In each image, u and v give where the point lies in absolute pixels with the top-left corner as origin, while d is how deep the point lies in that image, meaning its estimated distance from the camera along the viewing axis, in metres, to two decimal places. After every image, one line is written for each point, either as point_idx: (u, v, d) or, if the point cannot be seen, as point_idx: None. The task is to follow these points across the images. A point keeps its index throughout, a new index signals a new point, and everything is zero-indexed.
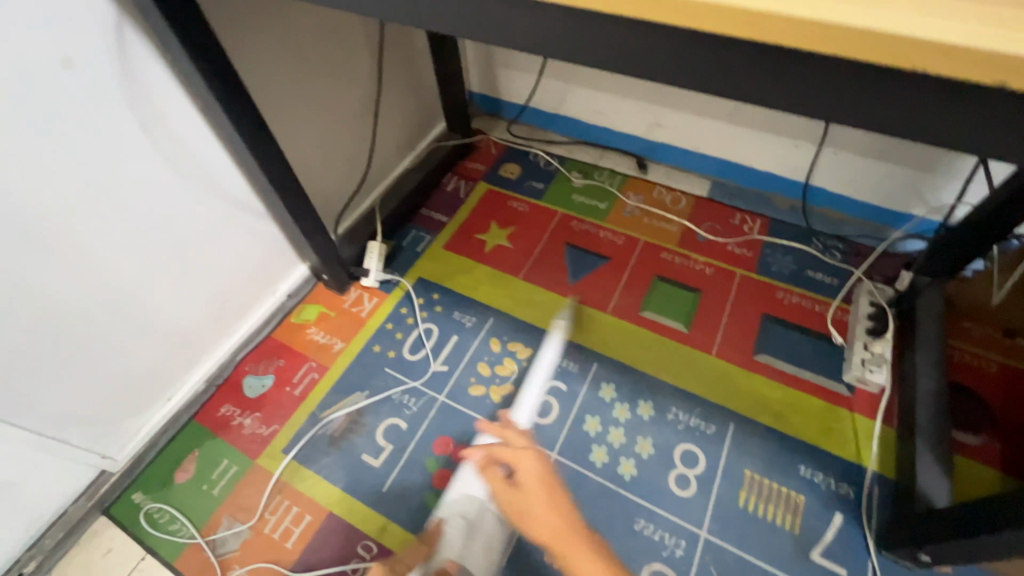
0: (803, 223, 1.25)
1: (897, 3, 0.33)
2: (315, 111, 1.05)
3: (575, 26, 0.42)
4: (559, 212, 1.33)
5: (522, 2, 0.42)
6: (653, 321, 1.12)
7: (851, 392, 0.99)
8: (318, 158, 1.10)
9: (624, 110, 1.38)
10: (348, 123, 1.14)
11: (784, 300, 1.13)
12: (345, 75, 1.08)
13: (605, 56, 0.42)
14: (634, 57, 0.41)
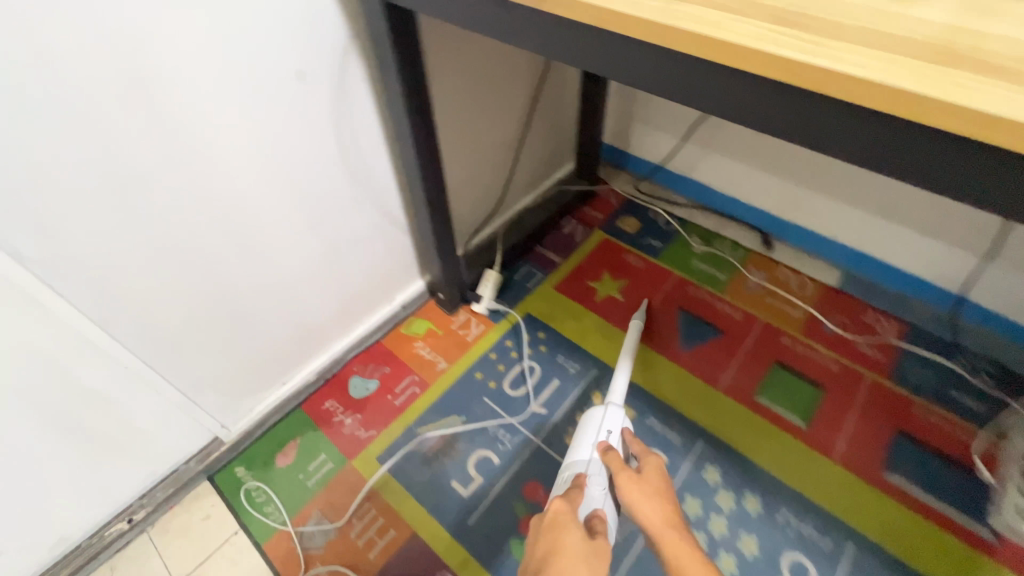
0: (949, 337, 1.14)
1: None
2: (469, 140, 1.11)
3: (837, 117, 0.40)
4: (676, 275, 1.31)
5: (778, 86, 0.41)
6: (769, 409, 1.05)
7: (996, 539, 0.88)
8: (460, 183, 1.16)
9: (759, 184, 1.35)
10: (492, 155, 1.20)
11: (921, 417, 1.03)
12: (501, 112, 1.14)
13: (860, 153, 0.40)
14: (905, 157, 0.38)
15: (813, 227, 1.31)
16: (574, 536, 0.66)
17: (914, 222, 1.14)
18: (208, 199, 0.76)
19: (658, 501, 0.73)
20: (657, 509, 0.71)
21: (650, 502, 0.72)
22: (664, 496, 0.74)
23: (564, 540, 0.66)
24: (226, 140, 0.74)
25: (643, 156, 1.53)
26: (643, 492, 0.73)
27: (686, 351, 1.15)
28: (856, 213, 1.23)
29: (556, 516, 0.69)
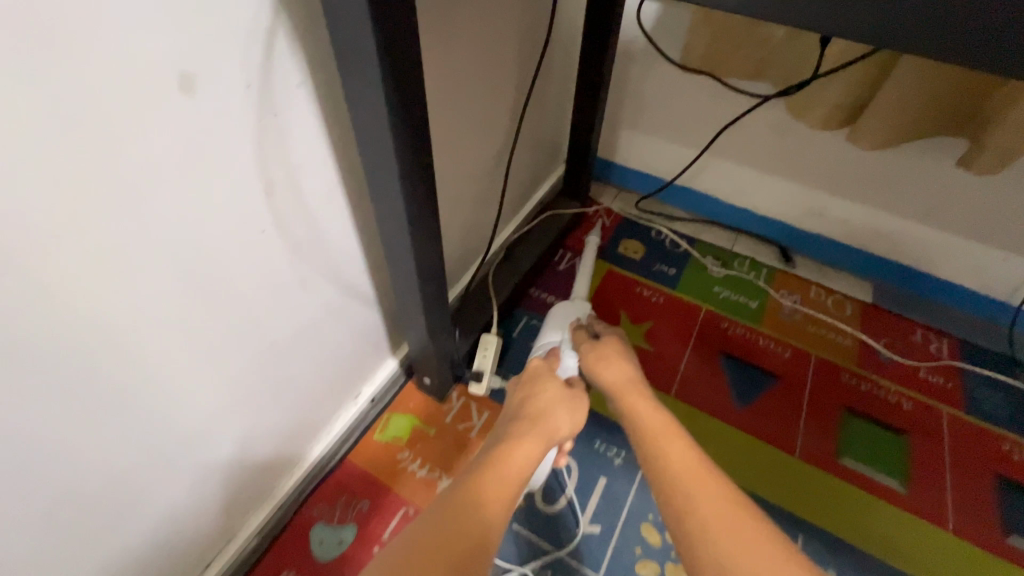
0: (1004, 350, 1.03)
1: None
2: (450, 163, 0.79)
3: None
4: (703, 309, 1.09)
5: None
6: (857, 475, 0.87)
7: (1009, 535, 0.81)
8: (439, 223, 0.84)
9: (775, 192, 1.17)
10: (477, 181, 0.89)
11: (1012, 455, 0.89)
12: (488, 124, 0.84)
13: None
14: None
15: (839, 238, 1.16)
16: (553, 384, 0.67)
17: (960, 225, 1.02)
18: (28, 342, 0.39)
19: (617, 353, 0.74)
20: (617, 358, 0.71)
21: (605, 351, 0.75)
22: (622, 353, 0.74)
23: (546, 394, 0.66)
24: (54, 231, 0.38)
25: (633, 165, 1.29)
26: (610, 352, 0.72)
27: (744, 411, 0.93)
28: (892, 220, 1.08)
29: (532, 373, 0.69)
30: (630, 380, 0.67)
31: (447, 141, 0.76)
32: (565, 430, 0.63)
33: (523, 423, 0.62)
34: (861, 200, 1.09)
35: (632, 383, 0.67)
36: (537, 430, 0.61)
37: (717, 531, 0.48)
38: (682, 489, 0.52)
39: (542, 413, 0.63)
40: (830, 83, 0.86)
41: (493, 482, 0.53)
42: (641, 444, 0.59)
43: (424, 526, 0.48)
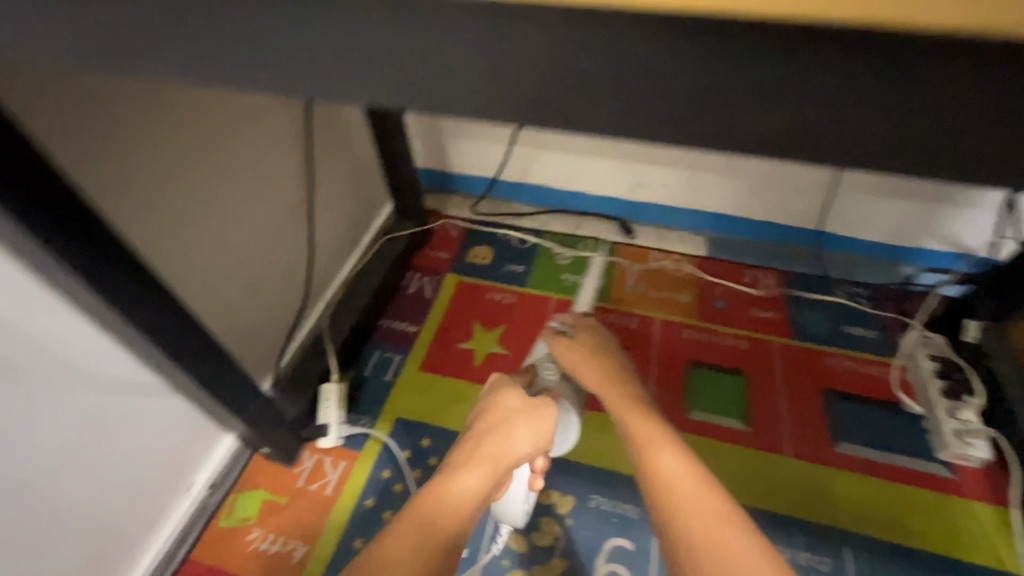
0: (820, 271, 1.12)
1: None
2: (217, 224, 0.75)
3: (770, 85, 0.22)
4: (553, 299, 1.11)
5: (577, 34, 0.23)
6: (706, 424, 0.91)
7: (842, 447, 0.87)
8: (229, 290, 0.79)
9: (599, 171, 1.21)
10: (268, 233, 0.85)
11: (836, 367, 0.97)
12: (257, 174, 0.81)
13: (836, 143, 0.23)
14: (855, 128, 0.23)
15: (666, 202, 1.22)
16: (511, 398, 0.71)
17: (754, 170, 1.10)
18: None
19: (603, 372, 0.77)
20: (617, 383, 0.75)
21: (597, 376, 0.76)
22: (618, 377, 0.76)
23: (503, 410, 0.69)
24: None
25: (469, 174, 1.30)
26: (575, 358, 0.79)
27: None
28: (703, 177, 1.15)
29: (496, 383, 0.74)
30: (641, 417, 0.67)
31: (202, 205, 0.72)
32: (525, 444, 0.67)
33: (491, 429, 0.67)
34: (669, 163, 1.15)
35: (631, 410, 0.70)
36: (490, 448, 0.65)
37: (692, 512, 0.54)
38: (666, 477, 0.59)
39: (503, 419, 0.68)
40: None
41: (445, 493, 0.60)
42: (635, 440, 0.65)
43: (418, 505, 0.58)
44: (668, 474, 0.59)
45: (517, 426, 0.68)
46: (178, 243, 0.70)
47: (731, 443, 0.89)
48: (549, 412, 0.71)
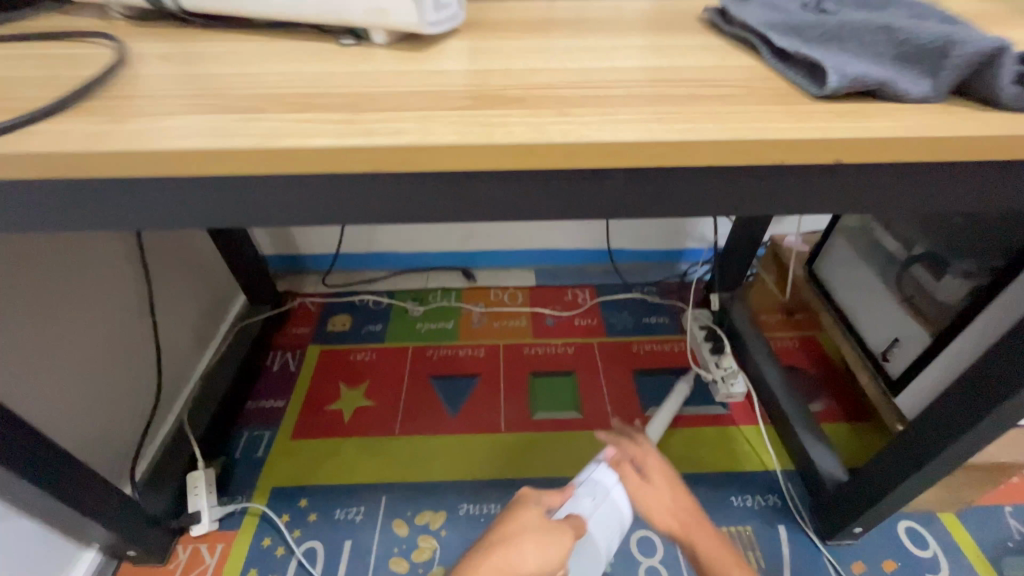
0: (621, 280, 1.42)
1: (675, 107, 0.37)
2: (73, 362, 0.81)
3: None
4: (410, 347, 1.25)
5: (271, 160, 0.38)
6: (548, 420, 1.08)
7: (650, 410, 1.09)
8: (73, 387, 0.81)
9: (435, 231, 1.41)
10: (126, 354, 0.91)
11: (641, 351, 1.22)
12: (73, 268, 0.82)
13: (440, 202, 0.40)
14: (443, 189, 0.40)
15: (495, 246, 1.45)
16: (535, 517, 0.59)
17: None
18: None
19: (664, 481, 0.71)
20: (676, 501, 0.69)
21: (662, 491, 0.70)
22: (678, 490, 0.71)
23: (524, 527, 0.57)
24: None
25: (320, 253, 1.43)
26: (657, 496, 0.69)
27: (456, 417, 1.09)
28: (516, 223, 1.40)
29: (520, 501, 0.63)
30: (730, 562, 0.63)
31: (21, 306, 0.73)
32: (532, 568, 0.53)
33: (495, 548, 0.54)
34: None
35: (705, 539, 0.65)
36: (491, 567, 0.52)
37: None
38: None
39: (513, 539, 0.55)
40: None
41: None
42: (699, 557, 0.64)
43: None
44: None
45: (534, 547, 0.55)
46: (44, 390, 0.76)
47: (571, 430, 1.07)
48: (565, 541, 0.57)
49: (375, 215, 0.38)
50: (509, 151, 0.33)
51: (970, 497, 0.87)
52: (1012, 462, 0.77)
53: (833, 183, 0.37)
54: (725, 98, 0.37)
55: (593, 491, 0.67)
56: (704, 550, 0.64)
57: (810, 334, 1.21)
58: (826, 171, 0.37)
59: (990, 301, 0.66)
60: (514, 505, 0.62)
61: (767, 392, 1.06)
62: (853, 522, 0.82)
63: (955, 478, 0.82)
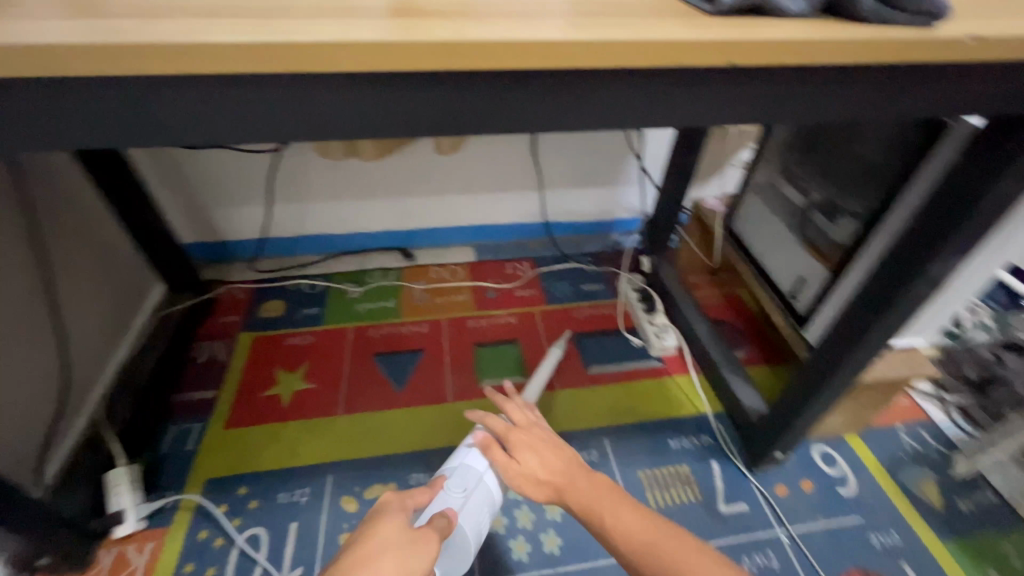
0: (558, 251, 1.46)
1: (590, 25, 0.39)
2: None
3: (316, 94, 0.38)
4: (350, 327, 1.21)
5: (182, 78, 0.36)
6: (495, 387, 1.10)
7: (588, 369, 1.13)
8: None
9: (369, 211, 1.37)
10: (26, 342, 0.83)
11: (581, 316, 1.27)
12: None
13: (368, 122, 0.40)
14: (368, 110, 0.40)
15: (433, 224, 1.44)
16: (393, 525, 0.51)
17: (490, 185, 1.38)
18: None
19: (532, 449, 0.69)
20: (548, 464, 0.67)
21: (533, 460, 0.68)
22: (551, 453, 0.69)
23: (378, 543, 0.49)
24: None
25: (245, 238, 1.35)
26: (526, 447, 0.69)
27: (402, 391, 1.07)
28: (453, 199, 1.39)
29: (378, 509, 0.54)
30: (603, 492, 0.63)
31: None
32: None
33: (339, 575, 0.45)
34: (423, 194, 1.37)
35: (578, 479, 0.65)
36: None
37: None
38: (633, 538, 0.58)
39: (366, 560, 0.46)
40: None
41: None
42: (586, 510, 0.62)
43: None
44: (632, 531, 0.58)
45: (390, 559, 0.47)
46: None
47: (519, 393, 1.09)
48: (429, 545, 0.51)
49: (307, 116, 0.40)
50: (437, 47, 0.36)
51: (869, 417, 0.98)
52: (900, 380, 0.88)
53: (721, 88, 0.43)
54: (634, 21, 0.40)
55: (459, 480, 0.68)
56: (582, 505, 0.63)
57: (733, 290, 1.31)
58: (715, 78, 0.43)
59: (873, 233, 0.75)
60: (367, 518, 0.53)
61: (697, 342, 1.14)
62: (774, 447, 0.90)
63: (856, 399, 0.92)
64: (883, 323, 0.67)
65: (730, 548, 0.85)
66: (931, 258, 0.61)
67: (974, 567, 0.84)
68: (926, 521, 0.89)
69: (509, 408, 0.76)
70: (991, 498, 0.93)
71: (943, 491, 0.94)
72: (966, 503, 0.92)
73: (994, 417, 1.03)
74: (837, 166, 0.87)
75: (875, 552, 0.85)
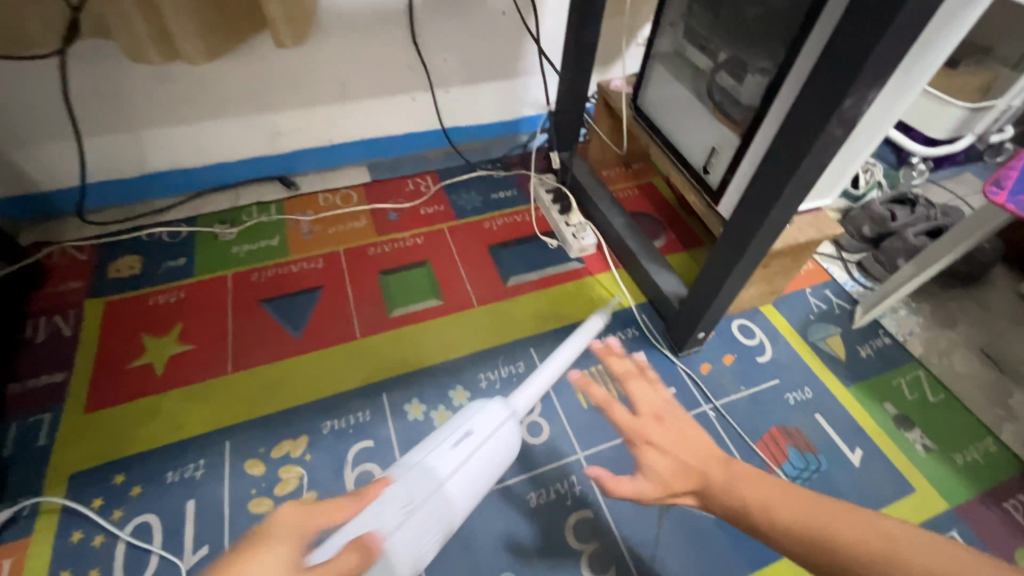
0: (463, 161, 1.32)
1: None
2: None
3: None
4: (228, 275, 1.04)
5: None
6: (407, 314, 0.99)
7: (507, 283, 1.05)
8: None
9: (228, 134, 1.14)
10: None
11: (493, 227, 1.16)
12: None
13: None
14: None
15: (311, 144, 1.23)
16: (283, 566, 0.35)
17: (370, 90, 1.18)
18: None
19: (663, 449, 0.49)
20: (678, 468, 0.48)
21: (663, 466, 0.48)
22: (681, 450, 0.49)
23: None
24: None
25: (71, 185, 1.08)
26: (660, 440, 0.50)
27: (300, 336, 0.94)
28: (328, 110, 1.18)
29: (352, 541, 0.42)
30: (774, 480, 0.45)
31: None
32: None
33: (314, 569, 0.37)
34: (289, 106, 1.14)
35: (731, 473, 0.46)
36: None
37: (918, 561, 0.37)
38: (816, 532, 0.40)
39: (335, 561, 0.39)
40: (111, 10, 0.78)
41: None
42: (737, 515, 0.44)
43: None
44: (805, 522, 0.40)
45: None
46: None
47: (436, 317, 0.99)
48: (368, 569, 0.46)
49: None
50: None
51: (782, 285, 1.00)
52: (807, 243, 0.88)
53: None
54: None
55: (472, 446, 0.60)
56: (731, 509, 0.44)
57: (647, 180, 1.26)
58: None
59: (780, 85, 0.69)
60: (252, 535, 0.38)
61: (615, 237, 1.08)
62: (696, 328, 0.89)
63: (767, 269, 0.92)
64: (795, 180, 0.62)
65: None
66: (842, 94, 0.54)
67: (875, 406, 0.90)
68: (833, 373, 0.94)
69: (632, 389, 0.56)
70: (887, 342, 1.00)
71: (846, 342, 0.99)
72: (865, 350, 0.98)
73: (888, 270, 1.07)
74: (744, 15, 0.78)
75: (790, 409, 0.89)
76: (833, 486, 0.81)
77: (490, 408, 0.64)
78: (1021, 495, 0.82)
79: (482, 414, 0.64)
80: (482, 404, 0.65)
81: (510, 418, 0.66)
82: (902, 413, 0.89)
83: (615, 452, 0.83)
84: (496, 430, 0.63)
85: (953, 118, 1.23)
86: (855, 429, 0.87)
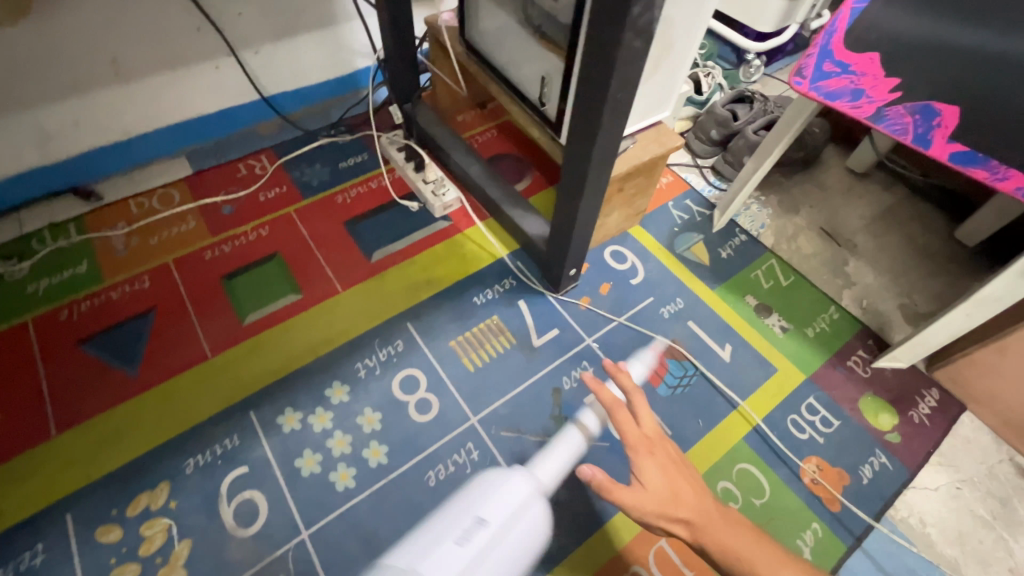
0: (300, 131, 1.18)
1: None
2: None
3: None
4: (28, 321, 0.86)
5: None
6: (263, 318, 0.89)
7: (371, 259, 0.97)
8: None
9: None
10: None
11: (346, 200, 1.06)
12: None
13: None
14: None
15: (103, 141, 1.02)
16: None
17: (156, 65, 0.98)
18: None
19: (660, 465, 0.54)
20: (672, 489, 0.53)
21: (658, 480, 0.53)
22: (679, 475, 0.55)
23: None
24: None
25: None
26: (662, 466, 0.54)
27: (137, 372, 0.81)
28: (109, 96, 0.97)
29: None
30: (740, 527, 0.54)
31: None
32: None
33: None
34: (51, 100, 0.92)
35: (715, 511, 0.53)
36: None
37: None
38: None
39: None
40: None
41: None
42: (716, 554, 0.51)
43: None
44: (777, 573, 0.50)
45: None
46: None
47: (298, 313, 0.90)
48: None
49: None
50: None
51: (643, 205, 1.01)
52: (654, 160, 0.88)
53: None
54: None
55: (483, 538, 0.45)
56: (720, 547, 0.51)
57: (504, 120, 1.20)
58: None
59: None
60: None
61: (475, 186, 1.02)
62: (565, 267, 0.88)
63: (624, 192, 0.92)
64: (611, 101, 0.59)
65: (551, 374, 0.86)
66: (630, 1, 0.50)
67: (738, 302, 0.96)
68: (700, 279, 0.99)
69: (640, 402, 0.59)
70: (743, 239, 1.06)
71: (709, 247, 1.04)
72: (726, 250, 1.03)
73: (737, 169, 1.12)
74: None
75: (666, 324, 0.92)
76: (710, 385, 0.86)
77: (504, 484, 0.48)
78: (860, 350, 0.93)
79: (494, 494, 0.48)
80: (496, 480, 0.49)
81: (535, 496, 0.49)
82: (761, 303, 0.97)
83: (508, 408, 0.82)
84: (516, 515, 0.47)
85: (776, 11, 1.25)
86: (723, 327, 0.93)
